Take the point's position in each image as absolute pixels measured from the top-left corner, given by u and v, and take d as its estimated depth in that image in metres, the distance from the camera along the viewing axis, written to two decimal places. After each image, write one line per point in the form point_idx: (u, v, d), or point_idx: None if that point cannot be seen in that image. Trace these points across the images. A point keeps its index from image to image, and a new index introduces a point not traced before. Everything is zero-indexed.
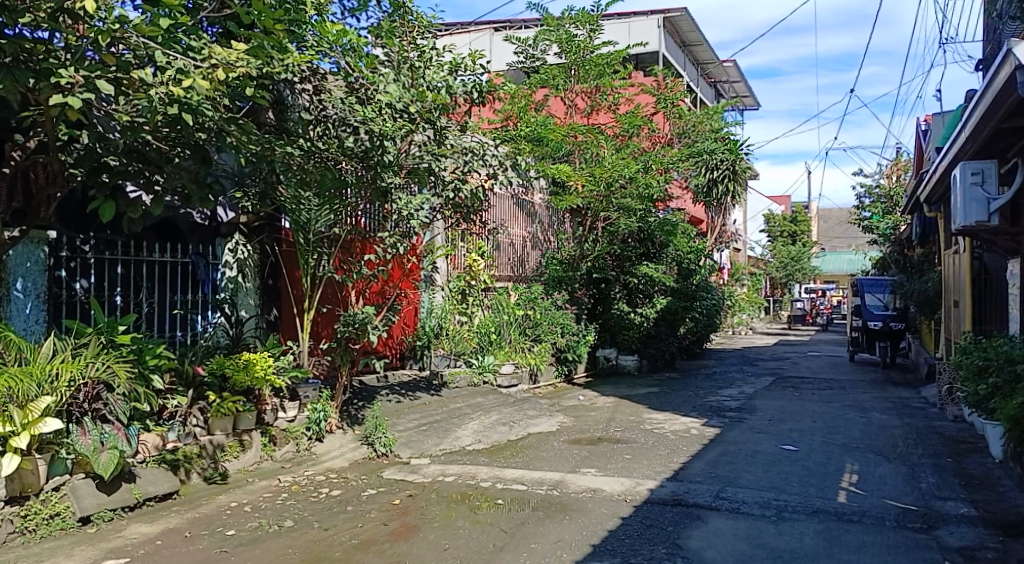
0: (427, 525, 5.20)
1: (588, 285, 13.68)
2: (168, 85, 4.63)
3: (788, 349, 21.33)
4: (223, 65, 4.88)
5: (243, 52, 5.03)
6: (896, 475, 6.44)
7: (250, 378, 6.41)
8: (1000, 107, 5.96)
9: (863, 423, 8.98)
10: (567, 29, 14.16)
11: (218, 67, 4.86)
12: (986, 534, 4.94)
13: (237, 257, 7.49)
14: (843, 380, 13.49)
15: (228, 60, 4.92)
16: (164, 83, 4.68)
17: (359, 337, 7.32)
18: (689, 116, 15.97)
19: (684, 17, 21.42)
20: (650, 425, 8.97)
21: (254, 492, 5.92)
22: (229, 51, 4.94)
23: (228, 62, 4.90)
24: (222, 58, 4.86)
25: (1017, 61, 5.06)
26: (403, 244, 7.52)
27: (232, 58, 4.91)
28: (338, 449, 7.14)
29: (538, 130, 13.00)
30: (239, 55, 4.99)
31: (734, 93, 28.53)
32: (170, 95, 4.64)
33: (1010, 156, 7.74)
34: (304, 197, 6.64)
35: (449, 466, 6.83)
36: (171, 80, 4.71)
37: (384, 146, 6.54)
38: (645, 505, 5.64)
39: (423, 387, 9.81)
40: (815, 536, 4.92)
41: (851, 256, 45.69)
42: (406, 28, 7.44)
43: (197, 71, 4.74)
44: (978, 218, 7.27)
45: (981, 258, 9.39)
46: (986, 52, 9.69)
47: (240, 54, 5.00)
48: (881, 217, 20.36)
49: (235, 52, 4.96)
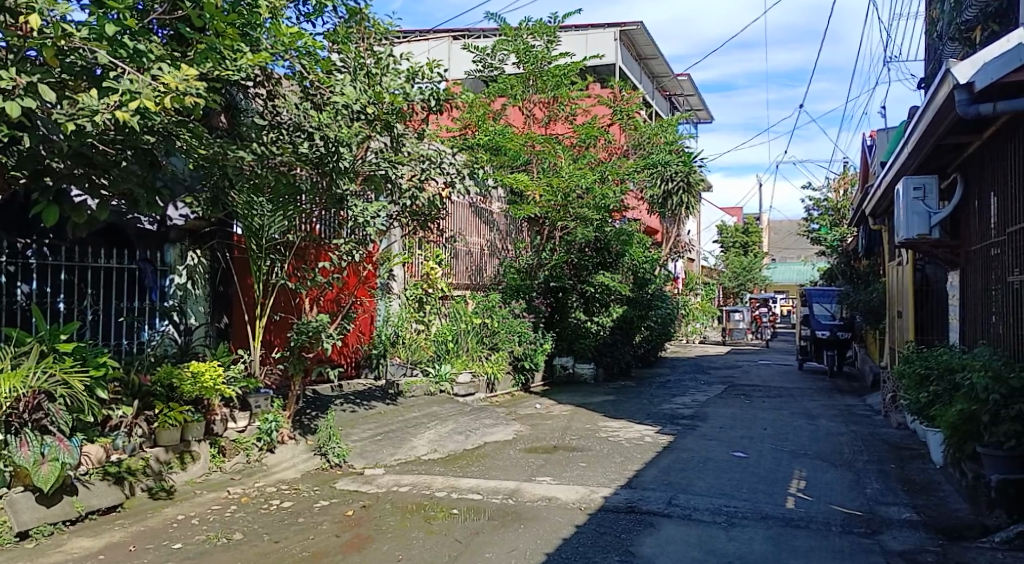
0: (381, 537, 5.14)
1: (545, 293, 13.71)
2: (115, 110, 4.55)
3: (741, 357, 21.75)
4: (173, 93, 4.72)
5: (195, 78, 4.88)
6: (842, 482, 6.59)
7: (197, 387, 6.25)
8: (940, 125, 6.17)
9: (811, 430, 9.17)
10: (525, 39, 14.24)
11: (168, 93, 4.73)
12: (927, 538, 5.09)
13: (187, 265, 7.44)
14: (792, 388, 13.78)
15: (179, 89, 4.73)
16: (110, 107, 4.61)
17: (313, 346, 7.20)
18: (645, 128, 16.12)
19: (640, 30, 21.78)
20: (605, 433, 9.03)
21: (202, 505, 5.79)
22: (178, 74, 4.80)
23: (177, 91, 4.72)
24: (171, 85, 4.70)
25: (954, 81, 5.24)
26: (358, 252, 7.44)
27: (182, 87, 4.73)
28: (290, 459, 6.98)
29: (496, 139, 13.10)
30: (188, 78, 4.85)
31: (689, 107, 29.01)
32: (117, 117, 4.53)
33: (950, 172, 8.03)
34: (257, 202, 6.56)
35: (404, 476, 6.77)
36: (118, 102, 4.62)
37: (339, 151, 6.42)
38: (599, 514, 5.66)
39: (378, 397, 9.72)
40: (764, 542, 5.01)
41: (801, 267, 46.77)
42: (362, 34, 7.42)
43: (145, 92, 4.60)
44: (921, 231, 7.47)
45: (923, 269, 9.73)
46: (927, 72, 10.10)
47: (189, 78, 4.84)
48: (828, 229, 21.02)
49: (187, 76, 4.80)
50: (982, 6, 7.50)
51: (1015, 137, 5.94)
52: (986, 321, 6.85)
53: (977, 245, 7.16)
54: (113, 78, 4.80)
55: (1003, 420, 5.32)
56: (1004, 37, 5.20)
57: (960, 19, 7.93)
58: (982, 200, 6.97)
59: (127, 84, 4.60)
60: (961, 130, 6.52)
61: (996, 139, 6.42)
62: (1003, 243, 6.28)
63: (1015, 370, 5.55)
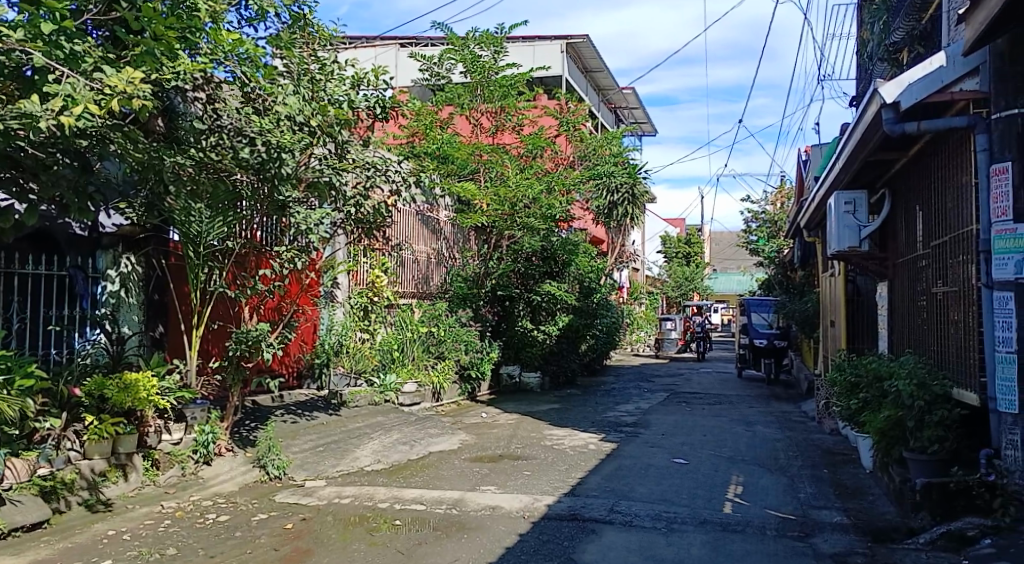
0: (321, 549, 5.07)
1: (492, 302, 13.77)
2: (59, 114, 4.38)
3: (683, 366, 22.17)
4: (117, 95, 4.64)
5: (139, 80, 4.79)
6: (776, 487, 6.76)
7: (131, 399, 6.03)
8: (868, 142, 6.43)
9: (748, 437, 9.38)
10: (472, 49, 14.32)
11: (111, 96, 4.63)
12: (856, 541, 5.26)
13: (120, 272, 7.21)
14: (731, 395, 14.08)
15: (125, 90, 4.67)
16: (53, 113, 4.43)
17: (252, 356, 7.05)
18: (590, 140, 16.41)
19: (586, 43, 22.08)
20: (550, 441, 9.09)
21: (135, 519, 5.62)
22: (121, 76, 4.68)
23: (123, 93, 4.65)
24: (116, 87, 4.62)
25: (881, 101, 5.48)
26: (301, 259, 7.34)
27: (126, 89, 4.64)
28: (227, 472, 6.81)
29: (444, 148, 13.33)
30: (133, 80, 4.75)
31: (633, 119, 29.52)
32: (60, 123, 4.38)
33: (879, 188, 8.35)
34: (195, 208, 6.32)
35: (346, 488, 6.69)
36: (61, 108, 4.47)
37: (281, 157, 6.30)
38: (543, 522, 5.69)
39: (321, 407, 9.57)
40: (702, 547, 5.11)
41: (741, 276, 48.13)
42: (306, 39, 7.37)
43: (86, 95, 4.52)
44: (851, 243, 7.74)
45: (855, 281, 10.02)
46: (858, 90, 10.56)
47: (134, 79, 4.75)
48: (766, 241, 21.67)
49: (132, 78, 4.70)
50: (908, 29, 7.90)
51: (937, 154, 6.22)
52: (912, 329, 7.14)
53: (904, 257, 7.45)
54: (51, 81, 4.68)
55: (927, 426, 5.53)
56: (926, 60, 5.41)
57: (888, 40, 8.37)
58: (909, 215, 7.24)
59: (67, 87, 4.50)
60: (889, 147, 6.79)
61: (922, 157, 6.69)
62: (928, 256, 6.56)
63: (938, 377, 5.78)
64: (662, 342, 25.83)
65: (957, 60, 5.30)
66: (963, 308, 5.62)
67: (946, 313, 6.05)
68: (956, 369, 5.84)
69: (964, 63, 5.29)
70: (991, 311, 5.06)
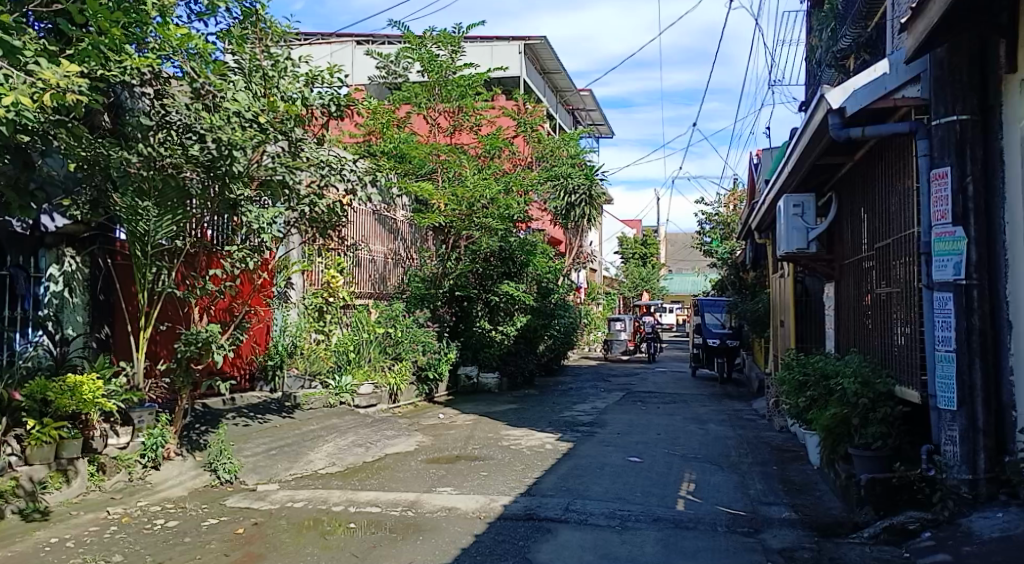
0: (273, 553, 5.00)
1: (450, 302, 13.68)
2: None
3: (639, 366, 22.41)
4: (51, 88, 4.48)
5: (75, 73, 4.65)
6: (727, 483, 6.89)
7: (75, 402, 5.88)
8: (814, 147, 6.64)
9: (701, 435, 9.53)
10: (429, 49, 14.31)
11: (45, 89, 4.48)
12: (803, 536, 5.39)
13: (63, 271, 6.97)
14: (686, 394, 14.29)
15: (59, 84, 4.50)
16: None
17: (202, 358, 6.91)
18: (548, 142, 16.61)
19: (544, 45, 22.17)
20: (507, 441, 9.11)
21: (79, 526, 5.46)
22: (57, 70, 4.53)
23: (56, 86, 4.49)
24: (50, 81, 4.45)
25: (828, 106, 5.69)
26: (252, 260, 7.13)
27: (62, 83, 4.49)
28: (176, 476, 6.67)
29: (399, 147, 13.28)
30: (68, 74, 4.60)
31: (591, 121, 29.75)
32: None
33: (826, 191, 8.58)
34: (142, 207, 6.21)
35: (299, 491, 6.59)
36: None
37: (232, 154, 6.21)
38: (498, 522, 5.70)
39: (274, 410, 9.42)
40: (655, 544, 5.18)
41: (696, 277, 48.83)
42: (258, 35, 7.27)
43: (20, 88, 4.32)
44: (798, 245, 7.95)
45: (804, 282, 10.25)
46: (808, 96, 10.87)
47: (70, 73, 4.61)
48: (719, 243, 22.04)
49: (68, 71, 4.56)
50: (854, 36, 8.20)
51: (882, 158, 6.39)
52: (857, 330, 7.33)
53: (850, 258, 7.65)
54: None
55: (872, 422, 5.69)
56: (872, 67, 5.55)
57: (835, 47, 8.63)
58: (854, 217, 7.45)
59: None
60: (835, 152, 7.00)
61: (866, 160, 6.87)
62: (871, 258, 6.76)
63: (881, 375, 5.96)
64: (610, 344, 24.59)
65: (900, 68, 5.45)
66: (906, 308, 5.79)
67: (888, 311, 6.25)
68: (900, 369, 6.00)
69: (907, 72, 5.42)
70: (933, 312, 5.20)
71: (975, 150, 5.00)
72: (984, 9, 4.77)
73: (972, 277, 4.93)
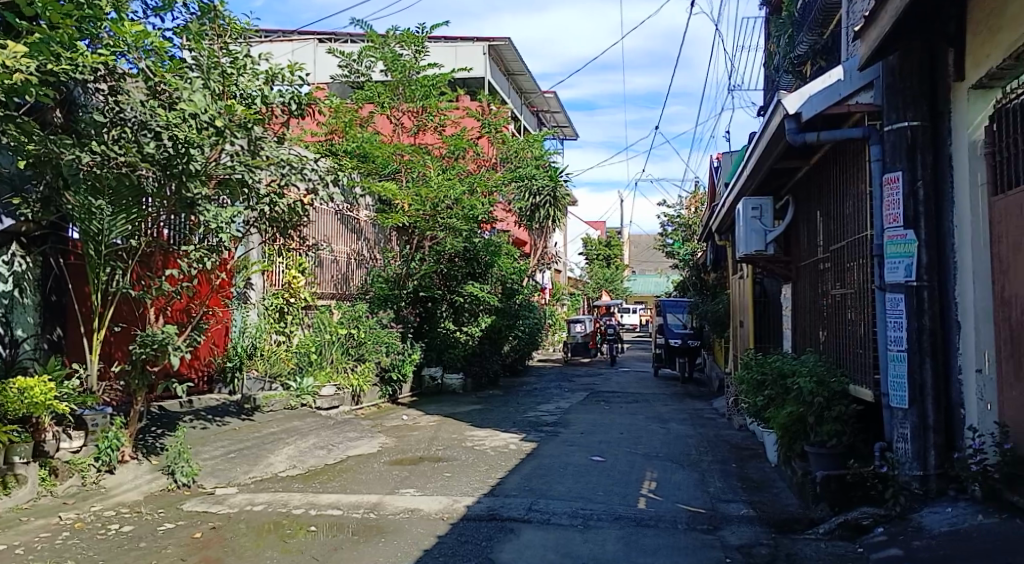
0: (232, 558, 4.93)
1: (414, 303, 13.60)
2: None
3: (603, 366, 22.56)
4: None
5: (22, 55, 4.53)
6: (687, 482, 6.98)
7: (26, 403, 5.74)
8: (773, 151, 6.74)
9: (662, 434, 9.64)
10: (393, 48, 14.29)
11: None
12: (761, 532, 5.49)
13: (14, 270, 6.72)
14: (647, 393, 14.44)
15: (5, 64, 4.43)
16: None
17: (158, 359, 6.77)
18: (513, 143, 16.60)
19: (508, 46, 22.21)
20: (471, 442, 9.11)
21: (29, 533, 5.31)
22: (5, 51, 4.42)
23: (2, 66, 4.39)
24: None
25: (785, 111, 5.80)
26: (210, 260, 7.02)
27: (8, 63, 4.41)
28: (132, 480, 6.53)
29: (362, 145, 13.38)
30: (15, 56, 4.49)
31: (554, 123, 29.90)
32: None
33: (784, 194, 8.73)
34: (97, 206, 6.10)
35: (258, 495, 6.51)
36: None
37: (189, 153, 6.08)
38: (461, 522, 5.70)
39: (232, 412, 9.29)
40: (617, 542, 5.22)
41: (658, 279, 49.32)
42: (217, 31, 7.30)
43: None
44: (757, 247, 8.04)
45: (762, 283, 10.42)
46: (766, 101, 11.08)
47: (17, 55, 4.49)
48: (681, 245, 22.33)
49: (13, 53, 4.45)
50: (811, 42, 8.40)
51: (836, 162, 6.53)
52: (814, 330, 7.47)
53: (807, 260, 7.80)
54: None
55: (827, 420, 5.80)
56: (827, 73, 5.70)
57: (793, 53, 8.81)
58: (810, 220, 7.63)
59: None
60: (792, 155, 7.11)
61: (821, 164, 7.02)
62: (826, 259, 6.91)
63: (836, 374, 6.06)
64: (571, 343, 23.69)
65: (855, 75, 5.59)
66: (859, 309, 5.93)
67: (843, 312, 6.38)
68: (855, 368, 6.13)
69: (860, 78, 5.57)
70: (885, 312, 5.33)
71: (925, 155, 5.14)
72: (918, 20, 5.01)
73: (923, 279, 5.07)
